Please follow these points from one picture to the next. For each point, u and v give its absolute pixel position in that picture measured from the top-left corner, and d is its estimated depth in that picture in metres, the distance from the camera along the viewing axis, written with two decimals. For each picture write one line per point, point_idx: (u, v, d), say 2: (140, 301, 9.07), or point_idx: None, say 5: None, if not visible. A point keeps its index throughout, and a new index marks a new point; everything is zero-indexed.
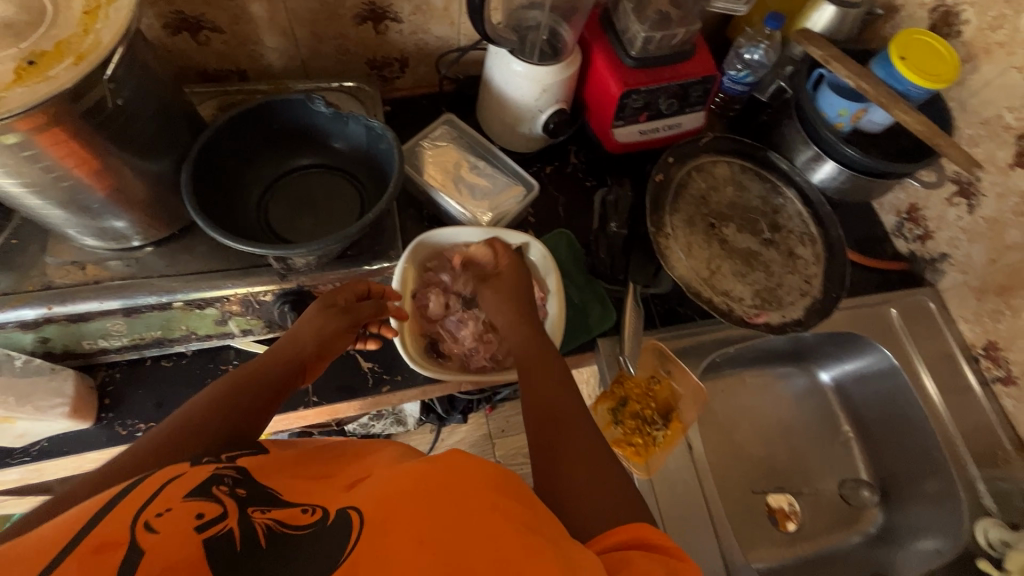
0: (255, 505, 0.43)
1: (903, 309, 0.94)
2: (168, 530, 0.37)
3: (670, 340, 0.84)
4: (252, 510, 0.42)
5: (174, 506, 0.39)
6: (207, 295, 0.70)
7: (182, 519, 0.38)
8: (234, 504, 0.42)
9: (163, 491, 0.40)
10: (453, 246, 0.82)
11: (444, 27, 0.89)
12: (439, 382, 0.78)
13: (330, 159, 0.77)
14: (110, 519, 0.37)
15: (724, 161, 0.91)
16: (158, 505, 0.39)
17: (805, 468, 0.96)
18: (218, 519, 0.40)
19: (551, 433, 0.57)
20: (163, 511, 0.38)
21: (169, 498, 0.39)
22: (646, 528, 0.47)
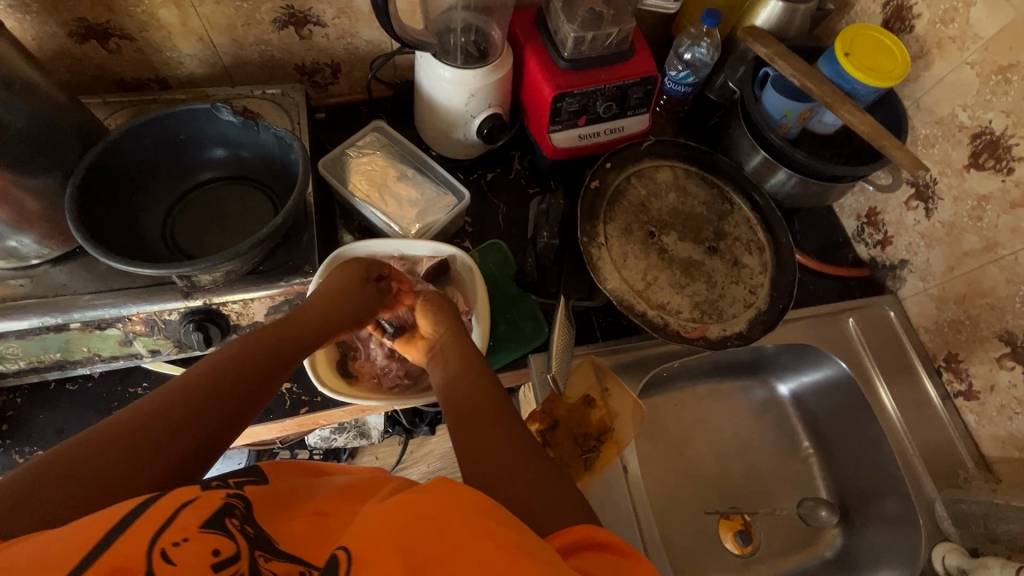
0: (262, 550, 0.43)
1: (861, 319, 0.89)
2: (184, 562, 0.38)
3: (607, 355, 0.80)
4: (258, 554, 0.42)
5: (190, 536, 0.40)
6: (104, 315, 0.66)
7: (198, 552, 0.39)
8: (244, 543, 0.42)
9: (178, 518, 0.40)
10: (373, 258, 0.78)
11: (373, 30, 0.86)
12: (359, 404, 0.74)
13: (241, 169, 0.74)
14: (124, 542, 0.38)
15: (666, 166, 0.86)
16: (174, 535, 0.39)
17: (763, 488, 0.92)
18: (232, 559, 0.40)
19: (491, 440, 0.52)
20: (180, 540, 0.39)
21: (184, 527, 0.40)
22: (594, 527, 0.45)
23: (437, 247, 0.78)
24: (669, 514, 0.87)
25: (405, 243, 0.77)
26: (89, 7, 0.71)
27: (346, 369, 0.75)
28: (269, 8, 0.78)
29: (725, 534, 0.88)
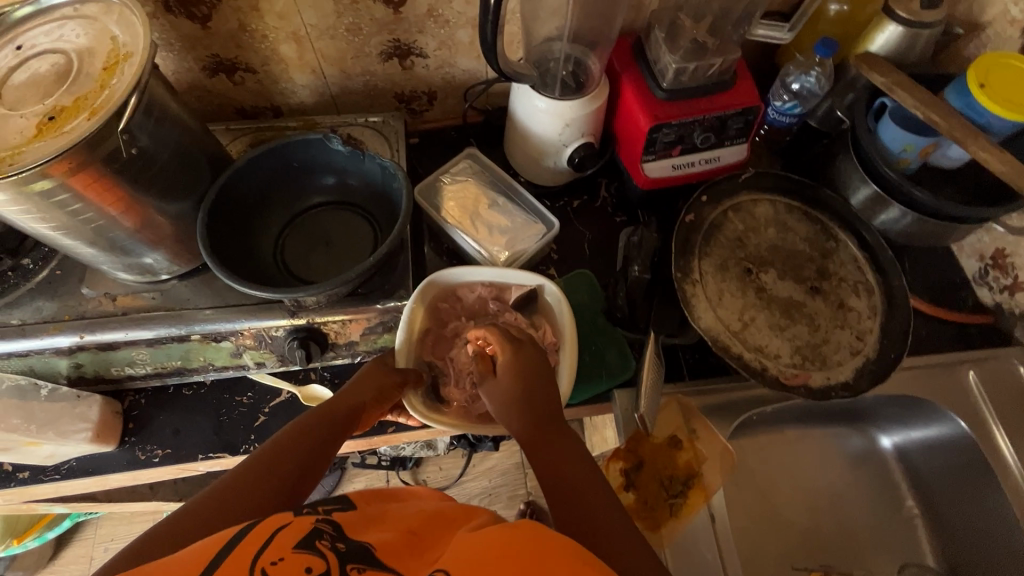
0: (354, 563, 0.44)
1: (984, 372, 0.81)
2: None
3: (694, 396, 0.77)
4: (351, 567, 0.44)
5: (284, 556, 0.43)
6: (221, 329, 0.72)
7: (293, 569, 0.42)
8: (334, 559, 0.44)
9: (274, 539, 0.44)
10: (466, 285, 0.79)
11: (470, 60, 0.88)
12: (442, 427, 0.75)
13: (345, 195, 0.78)
14: (233, 558, 0.41)
15: (766, 200, 0.83)
16: (272, 554, 0.42)
17: (856, 547, 0.84)
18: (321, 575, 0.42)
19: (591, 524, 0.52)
20: (276, 560, 0.42)
21: (281, 547, 0.43)
22: None
23: (525, 278, 0.77)
24: (752, 567, 0.82)
25: (497, 272, 0.78)
26: (222, 44, 0.78)
27: (433, 391, 0.75)
28: (377, 41, 0.82)
29: None
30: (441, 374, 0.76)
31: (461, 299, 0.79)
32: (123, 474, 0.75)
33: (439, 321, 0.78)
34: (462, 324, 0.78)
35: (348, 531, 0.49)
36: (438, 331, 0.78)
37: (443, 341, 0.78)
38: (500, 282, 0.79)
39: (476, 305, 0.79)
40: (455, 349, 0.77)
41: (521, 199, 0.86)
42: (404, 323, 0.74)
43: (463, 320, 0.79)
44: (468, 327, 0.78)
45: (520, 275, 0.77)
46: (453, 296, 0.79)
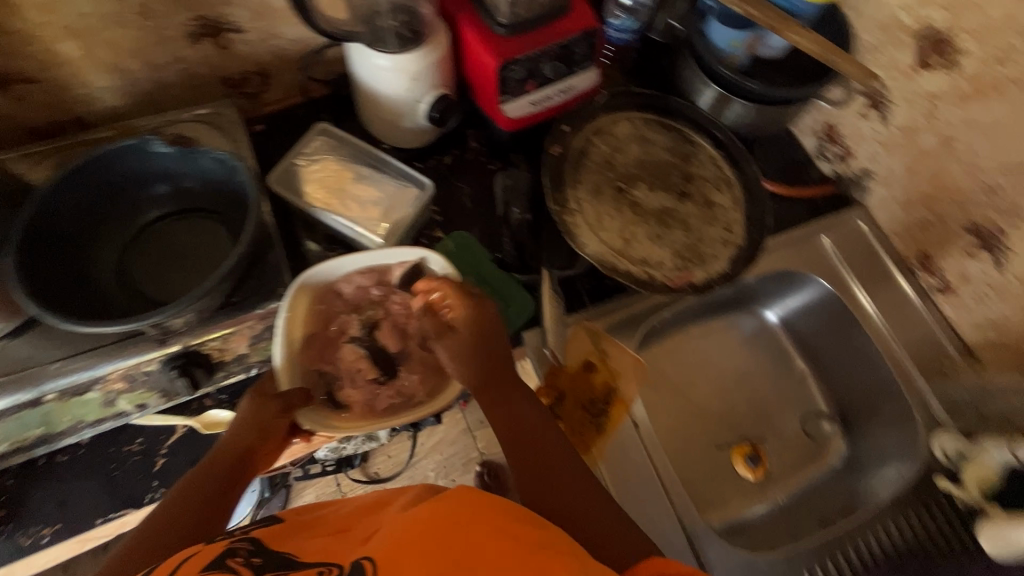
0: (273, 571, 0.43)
1: (835, 235, 0.91)
2: None
3: (598, 318, 0.80)
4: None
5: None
6: (79, 380, 0.63)
7: None
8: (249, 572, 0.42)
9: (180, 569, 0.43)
10: (337, 279, 0.73)
11: (296, 27, 0.80)
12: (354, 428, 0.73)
13: (188, 201, 0.70)
14: None
15: (624, 118, 0.86)
16: None
17: (764, 413, 0.94)
18: None
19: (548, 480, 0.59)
20: None
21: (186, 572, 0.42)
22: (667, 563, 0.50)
23: (404, 254, 0.72)
24: (681, 457, 0.89)
25: (365, 259, 0.72)
26: None
27: (330, 399, 0.72)
28: (178, 22, 0.72)
29: (737, 460, 0.90)
30: (335, 379, 0.73)
31: (342, 293, 0.74)
32: (9, 566, 0.66)
33: (323, 323, 0.73)
34: (348, 320, 0.74)
35: (267, 542, 0.47)
36: (324, 334, 0.73)
37: (330, 343, 0.74)
38: (378, 267, 0.73)
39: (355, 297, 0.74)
40: (341, 350, 0.74)
41: (388, 171, 0.81)
42: (282, 339, 0.69)
43: (347, 315, 0.75)
44: (354, 322, 0.74)
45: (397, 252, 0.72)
46: (331, 294, 0.73)
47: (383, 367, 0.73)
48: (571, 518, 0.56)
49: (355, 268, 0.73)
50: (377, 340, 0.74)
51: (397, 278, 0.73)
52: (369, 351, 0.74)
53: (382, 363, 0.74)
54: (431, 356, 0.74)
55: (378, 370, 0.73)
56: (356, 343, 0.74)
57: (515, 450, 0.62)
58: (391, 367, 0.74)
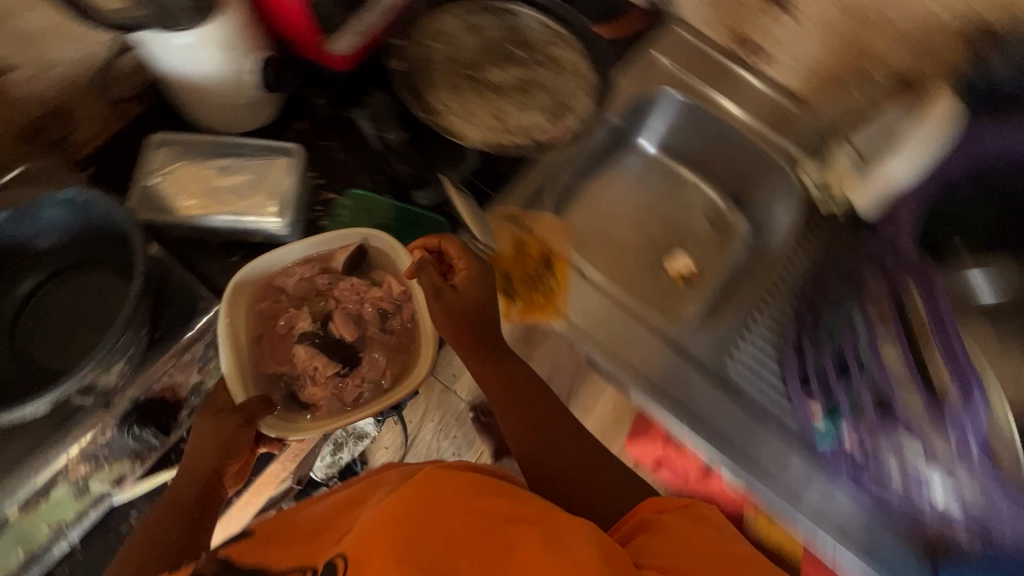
0: None
1: (667, 50, 1.00)
2: None
3: (507, 199, 0.84)
4: None
5: None
6: (37, 480, 0.59)
7: None
8: None
9: None
10: (277, 273, 0.73)
11: (71, 44, 0.72)
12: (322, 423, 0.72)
13: (58, 263, 0.65)
14: None
15: (446, 14, 0.88)
16: None
17: (676, 224, 1.05)
18: None
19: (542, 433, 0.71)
20: None
21: None
22: (655, 502, 0.68)
23: (347, 235, 0.74)
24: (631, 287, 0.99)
25: (305, 244, 0.73)
26: None
27: (295, 401, 0.71)
28: None
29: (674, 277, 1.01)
30: (295, 380, 0.71)
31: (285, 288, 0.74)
32: None
33: (269, 320, 0.73)
34: (297, 314, 0.74)
35: (236, 560, 0.54)
36: (272, 334, 0.73)
37: (282, 343, 0.73)
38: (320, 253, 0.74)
39: (298, 288, 0.74)
40: (293, 348, 0.72)
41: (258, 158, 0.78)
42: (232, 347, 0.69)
43: (296, 309, 0.74)
44: (303, 314, 0.74)
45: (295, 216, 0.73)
46: (272, 290, 0.73)
47: (340, 355, 0.71)
48: (561, 469, 0.70)
49: (296, 259, 0.74)
50: (330, 330, 0.73)
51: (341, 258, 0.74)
52: (323, 342, 0.72)
53: (344, 353, 0.72)
54: (391, 337, 0.74)
55: (336, 361, 0.71)
56: (307, 344, 0.72)
57: (501, 387, 0.71)
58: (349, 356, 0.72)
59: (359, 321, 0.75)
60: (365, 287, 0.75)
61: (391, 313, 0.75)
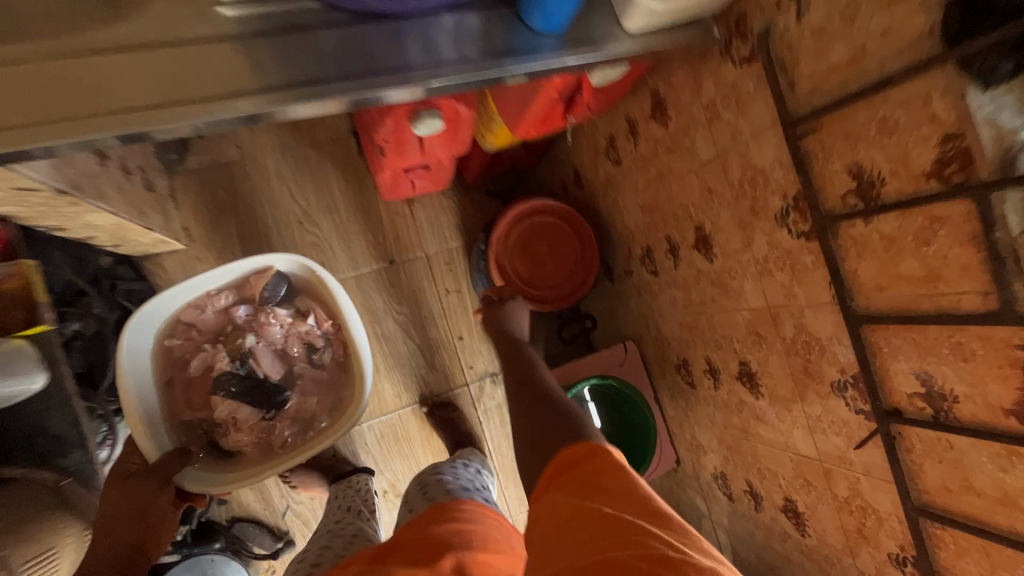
0: None
1: None
2: None
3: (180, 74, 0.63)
4: None
5: None
6: None
7: None
8: None
9: None
10: (187, 307, 1.07)
11: None
12: (263, 446, 1.10)
13: None
14: None
15: None
16: None
17: None
18: None
19: (548, 423, 0.68)
20: None
21: None
22: (612, 461, 0.55)
23: (252, 266, 1.07)
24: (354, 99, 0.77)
25: (232, 274, 1.07)
26: None
27: (215, 451, 1.07)
28: None
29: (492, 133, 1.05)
30: (218, 426, 1.08)
31: (195, 326, 1.09)
32: None
33: (180, 358, 1.09)
34: (212, 356, 1.10)
35: None
36: (184, 370, 1.08)
37: (210, 379, 1.09)
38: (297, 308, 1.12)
39: (204, 338, 1.10)
40: (204, 374, 1.10)
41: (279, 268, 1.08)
42: (148, 395, 1.01)
43: (210, 349, 1.10)
44: (219, 354, 1.10)
45: (276, 259, 1.06)
46: (180, 328, 1.08)
47: (263, 399, 1.10)
48: (547, 441, 0.64)
49: (218, 287, 1.08)
50: (252, 369, 1.11)
51: (258, 292, 1.08)
52: (240, 390, 1.09)
53: (264, 399, 1.10)
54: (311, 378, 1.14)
55: (263, 405, 1.09)
56: (224, 393, 1.08)
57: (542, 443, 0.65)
58: (274, 401, 1.11)
59: (285, 360, 1.14)
60: (294, 323, 1.13)
61: (322, 351, 1.15)
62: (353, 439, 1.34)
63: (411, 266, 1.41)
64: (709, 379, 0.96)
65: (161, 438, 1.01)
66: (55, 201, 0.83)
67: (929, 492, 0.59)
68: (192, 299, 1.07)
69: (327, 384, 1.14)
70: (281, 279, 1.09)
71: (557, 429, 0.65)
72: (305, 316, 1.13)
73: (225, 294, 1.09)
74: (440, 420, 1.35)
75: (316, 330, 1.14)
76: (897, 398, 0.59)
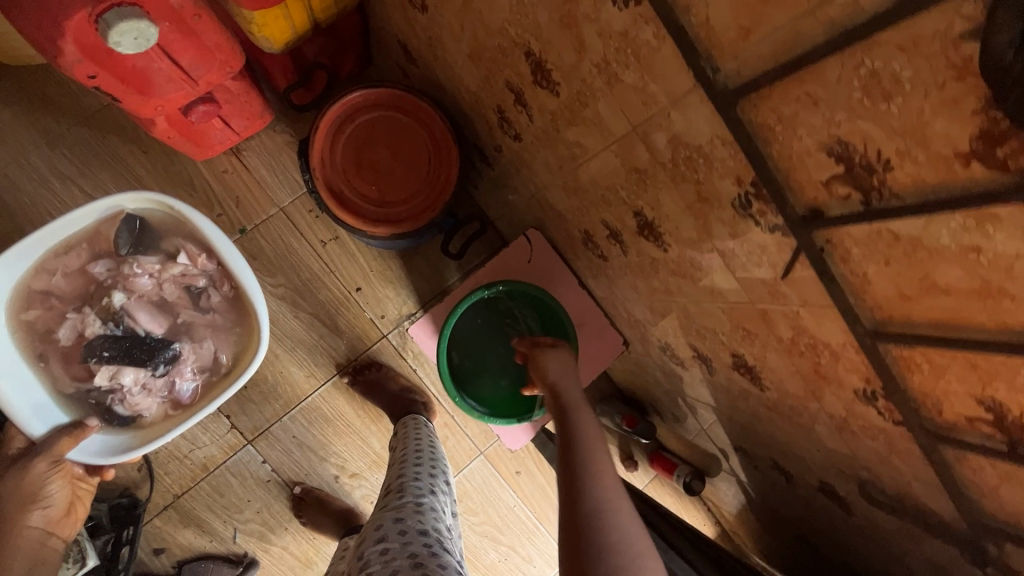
0: None
1: None
2: None
3: None
4: None
5: None
6: None
7: None
8: None
9: None
10: (31, 263, 0.79)
11: None
12: (171, 406, 0.85)
13: None
14: None
15: None
16: None
17: None
18: None
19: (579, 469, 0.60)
20: None
21: None
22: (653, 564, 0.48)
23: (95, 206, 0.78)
24: None
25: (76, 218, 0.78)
26: None
27: (115, 418, 0.82)
28: None
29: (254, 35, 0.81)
30: (109, 398, 0.82)
31: (54, 292, 0.81)
32: None
33: (44, 332, 0.81)
34: (80, 321, 0.81)
35: None
36: (54, 344, 0.81)
37: (82, 348, 0.81)
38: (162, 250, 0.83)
39: (66, 285, 0.81)
40: (78, 345, 0.82)
41: (129, 208, 0.82)
42: (20, 379, 0.78)
43: (77, 315, 0.82)
44: (88, 317, 0.82)
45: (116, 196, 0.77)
46: (34, 295, 0.80)
47: (146, 357, 0.82)
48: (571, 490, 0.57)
49: (61, 236, 0.79)
50: (129, 328, 0.83)
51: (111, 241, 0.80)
52: (115, 352, 0.81)
53: (150, 353, 0.82)
54: (210, 322, 0.86)
55: (145, 363, 0.82)
56: (97, 360, 0.80)
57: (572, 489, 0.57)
58: (160, 356, 0.83)
59: (168, 312, 0.85)
60: (168, 262, 0.83)
61: (208, 294, 0.85)
62: (279, 437, 1.17)
63: (272, 227, 1.16)
64: (616, 246, 0.77)
65: (51, 415, 0.79)
66: None
67: (881, 307, 0.42)
68: (35, 261, 0.79)
69: (227, 332, 0.87)
70: (134, 219, 0.82)
71: (584, 480, 0.57)
72: (176, 255, 0.84)
73: (75, 250, 0.81)
74: (367, 385, 1.17)
75: (193, 269, 0.84)
76: (812, 194, 0.40)
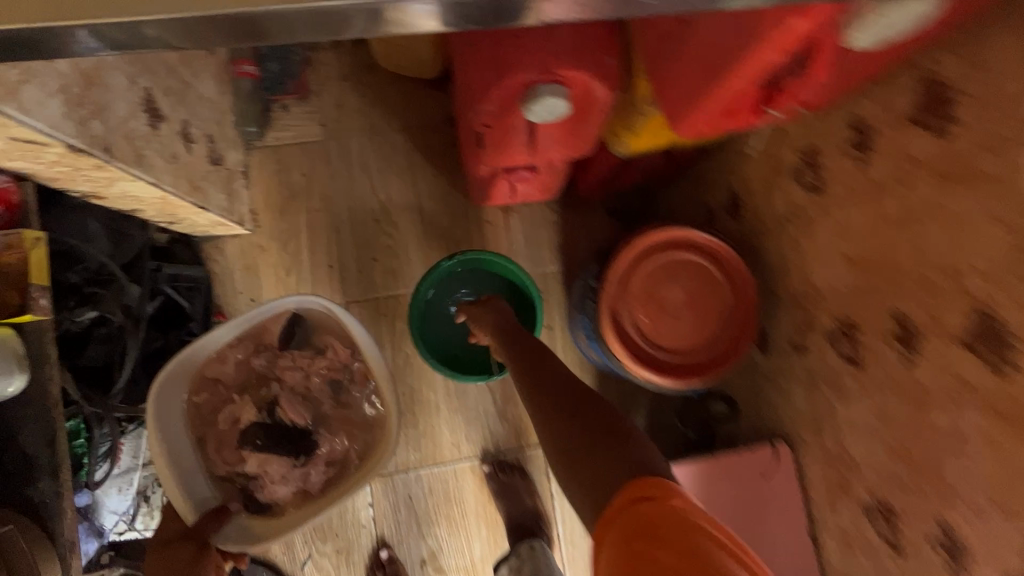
0: None
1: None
2: None
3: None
4: None
5: None
6: None
7: None
8: None
9: None
10: (207, 356, 0.82)
11: None
12: (304, 496, 0.82)
13: None
14: None
15: None
16: None
17: None
18: None
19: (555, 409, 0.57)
20: None
21: None
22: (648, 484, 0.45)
23: (272, 304, 0.81)
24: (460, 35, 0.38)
25: (242, 321, 0.81)
26: None
27: (252, 501, 0.81)
28: None
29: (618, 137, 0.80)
30: (251, 482, 0.82)
31: (223, 378, 0.84)
32: None
33: (208, 415, 0.83)
34: (240, 408, 0.83)
35: None
36: (214, 427, 0.82)
37: (238, 434, 0.83)
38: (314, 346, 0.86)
39: (231, 388, 0.84)
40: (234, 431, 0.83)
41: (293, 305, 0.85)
42: (185, 459, 0.78)
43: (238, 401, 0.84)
44: (247, 405, 0.83)
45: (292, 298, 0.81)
46: (207, 381, 0.83)
47: (292, 446, 0.83)
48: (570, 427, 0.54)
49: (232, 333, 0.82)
50: (278, 419, 0.84)
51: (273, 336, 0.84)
52: (269, 441, 0.82)
53: (296, 444, 0.83)
54: (350, 419, 0.86)
55: (292, 453, 0.82)
56: (250, 448, 0.82)
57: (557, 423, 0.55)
58: (304, 448, 0.83)
59: (313, 403, 0.87)
60: (315, 360, 0.86)
61: (349, 390, 0.87)
62: (395, 487, 1.09)
63: None
64: (938, 556, 0.59)
65: (201, 498, 0.77)
66: (77, 159, 0.65)
67: None
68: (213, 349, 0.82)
69: (365, 425, 0.86)
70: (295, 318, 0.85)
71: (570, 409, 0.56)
72: (324, 351, 0.87)
73: (243, 341, 0.85)
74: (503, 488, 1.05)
75: (338, 364, 0.87)
76: None
